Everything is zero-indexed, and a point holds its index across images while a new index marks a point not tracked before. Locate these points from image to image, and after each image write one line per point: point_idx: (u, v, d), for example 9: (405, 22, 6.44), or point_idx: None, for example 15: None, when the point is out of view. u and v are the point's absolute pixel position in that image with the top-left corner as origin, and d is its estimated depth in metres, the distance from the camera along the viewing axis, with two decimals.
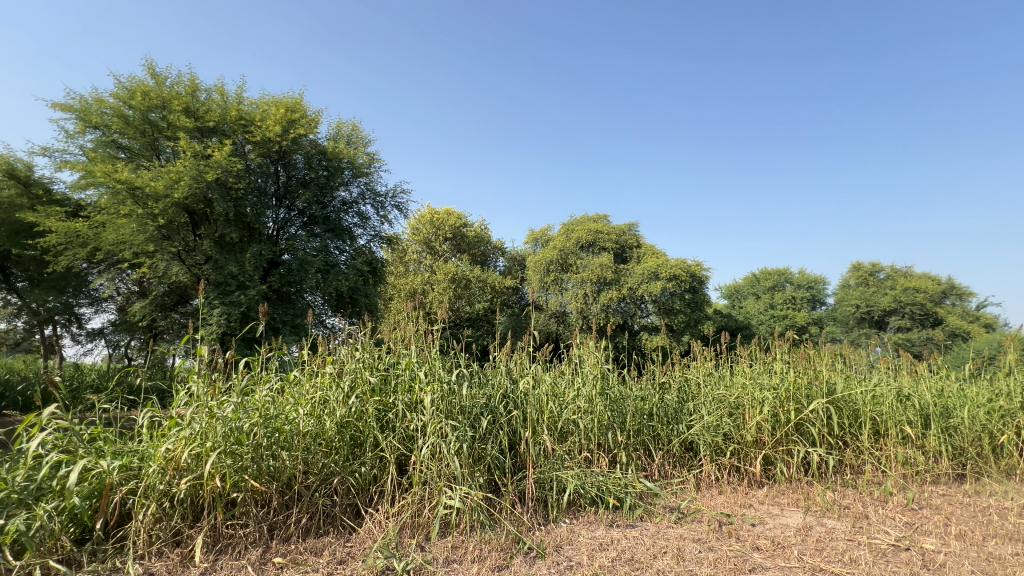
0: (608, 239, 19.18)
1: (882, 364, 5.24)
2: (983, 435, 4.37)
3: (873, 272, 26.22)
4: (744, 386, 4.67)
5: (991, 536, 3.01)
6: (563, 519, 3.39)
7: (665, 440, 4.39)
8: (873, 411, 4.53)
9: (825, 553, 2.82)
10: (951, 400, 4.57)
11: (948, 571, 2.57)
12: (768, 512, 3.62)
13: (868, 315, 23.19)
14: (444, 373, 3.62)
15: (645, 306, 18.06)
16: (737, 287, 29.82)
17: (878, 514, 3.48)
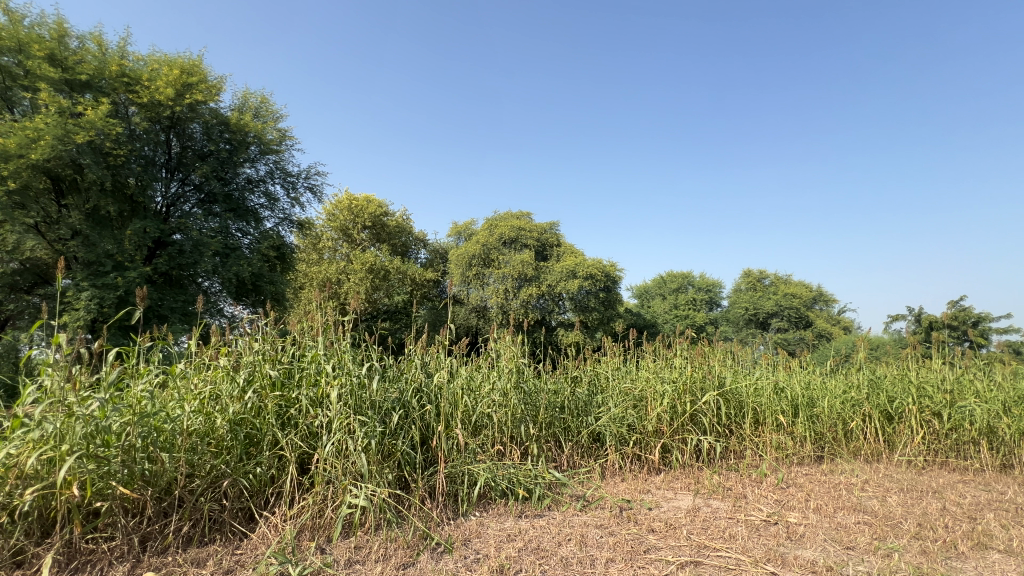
0: (530, 236, 19.54)
1: (764, 360, 5.87)
2: (839, 422, 5.06)
3: (760, 279, 29.41)
4: (647, 379, 4.99)
5: (840, 508, 3.50)
6: (473, 512, 3.41)
7: (575, 432, 4.57)
8: (755, 401, 5.07)
9: (710, 531, 3.10)
10: (815, 392, 5.23)
11: (807, 540, 2.95)
12: (663, 496, 3.92)
13: (754, 317, 25.91)
14: (354, 366, 3.44)
15: (562, 303, 18.65)
16: (647, 288, 31.93)
17: (754, 493, 3.92)
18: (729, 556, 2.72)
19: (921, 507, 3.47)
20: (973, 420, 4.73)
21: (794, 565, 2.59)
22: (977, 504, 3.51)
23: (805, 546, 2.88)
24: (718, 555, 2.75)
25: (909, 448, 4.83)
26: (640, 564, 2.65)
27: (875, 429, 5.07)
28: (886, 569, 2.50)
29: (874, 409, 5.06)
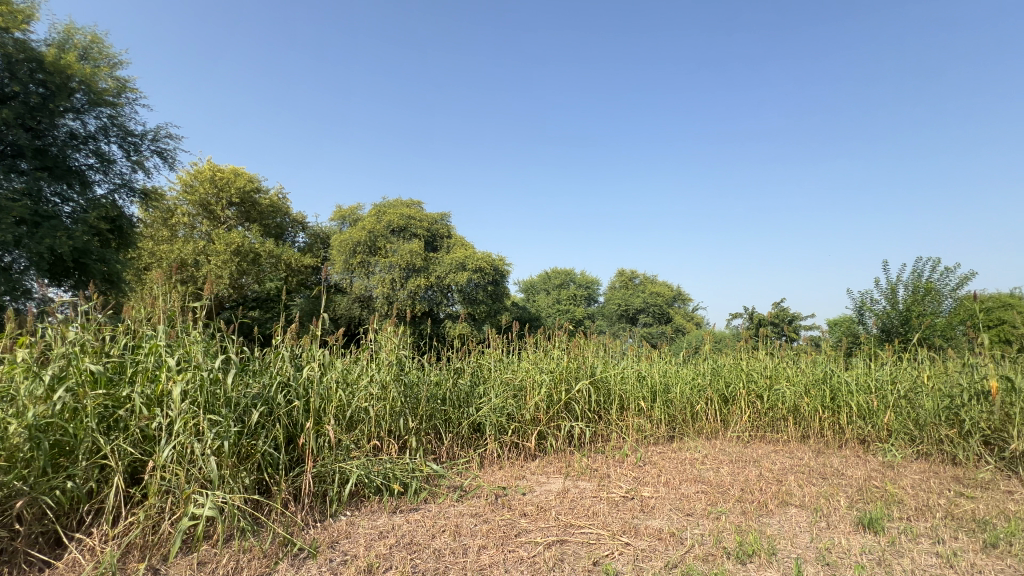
0: (419, 226, 19.07)
1: (631, 351, 6.46)
2: (687, 405, 5.80)
3: (632, 277, 32.33)
4: (527, 370, 5.19)
5: (684, 480, 4.01)
6: (343, 512, 3.23)
7: (456, 423, 4.57)
8: (621, 388, 5.57)
9: (576, 510, 3.32)
10: (670, 379, 5.91)
11: (656, 511, 3.32)
12: (536, 480, 4.12)
13: (626, 313, 28.38)
14: (206, 359, 3.02)
15: (451, 295, 18.49)
16: (532, 283, 33.28)
17: (616, 472, 4.32)
18: (591, 532, 2.95)
19: (744, 474, 4.11)
20: (785, 401, 5.66)
21: (645, 534, 2.90)
22: (783, 469, 4.27)
23: (655, 516, 3.24)
24: (582, 531, 2.96)
25: (738, 425, 5.71)
26: (510, 547, 2.74)
27: (715, 411, 5.89)
28: (716, 530, 2.90)
29: (714, 392, 5.87)
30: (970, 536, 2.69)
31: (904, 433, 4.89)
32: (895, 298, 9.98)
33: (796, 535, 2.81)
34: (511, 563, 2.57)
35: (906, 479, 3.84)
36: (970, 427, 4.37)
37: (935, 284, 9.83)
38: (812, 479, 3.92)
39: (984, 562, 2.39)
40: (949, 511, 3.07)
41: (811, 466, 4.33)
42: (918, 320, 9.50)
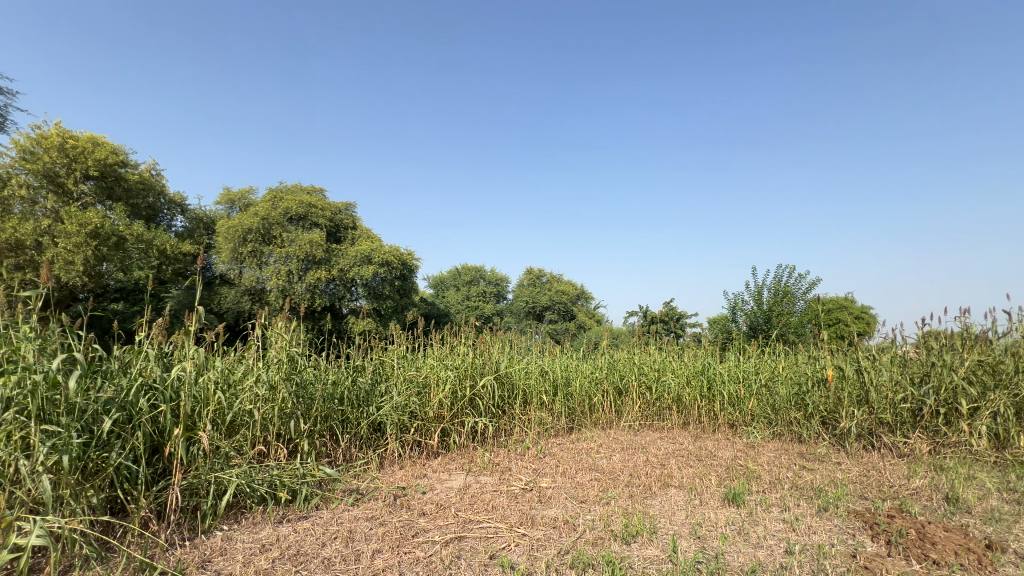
0: (321, 215, 17.89)
1: (534, 347, 6.65)
2: (585, 398, 6.12)
3: (540, 276, 33.37)
4: (432, 366, 5.09)
5: (580, 469, 4.22)
6: (219, 527, 2.91)
7: (354, 423, 4.35)
8: (524, 383, 5.71)
9: (475, 506, 3.33)
10: (571, 373, 6.18)
11: (552, 501, 3.45)
12: (437, 478, 4.08)
13: (532, 310, 29.19)
14: (40, 360, 2.52)
15: (355, 289, 17.59)
16: (442, 278, 32.95)
17: (517, 465, 4.42)
18: (489, 526, 2.98)
19: (633, 461, 4.44)
20: (670, 391, 6.19)
21: (540, 524, 3.00)
22: (666, 454, 4.69)
23: (551, 505, 3.36)
24: (480, 526, 2.98)
25: (630, 415, 6.15)
26: (406, 549, 2.67)
27: (610, 402, 6.28)
28: (605, 514, 3.09)
29: (610, 385, 6.25)
30: (809, 502, 3.16)
31: (764, 417, 5.62)
32: (760, 299, 11.42)
33: (673, 513, 3.09)
34: (405, 564, 2.50)
35: (763, 457, 4.41)
36: (812, 410, 5.15)
37: (791, 287, 11.42)
38: (690, 462, 4.34)
39: (818, 524, 2.82)
40: (794, 482, 3.58)
41: (689, 449, 4.79)
42: (778, 318, 10.97)
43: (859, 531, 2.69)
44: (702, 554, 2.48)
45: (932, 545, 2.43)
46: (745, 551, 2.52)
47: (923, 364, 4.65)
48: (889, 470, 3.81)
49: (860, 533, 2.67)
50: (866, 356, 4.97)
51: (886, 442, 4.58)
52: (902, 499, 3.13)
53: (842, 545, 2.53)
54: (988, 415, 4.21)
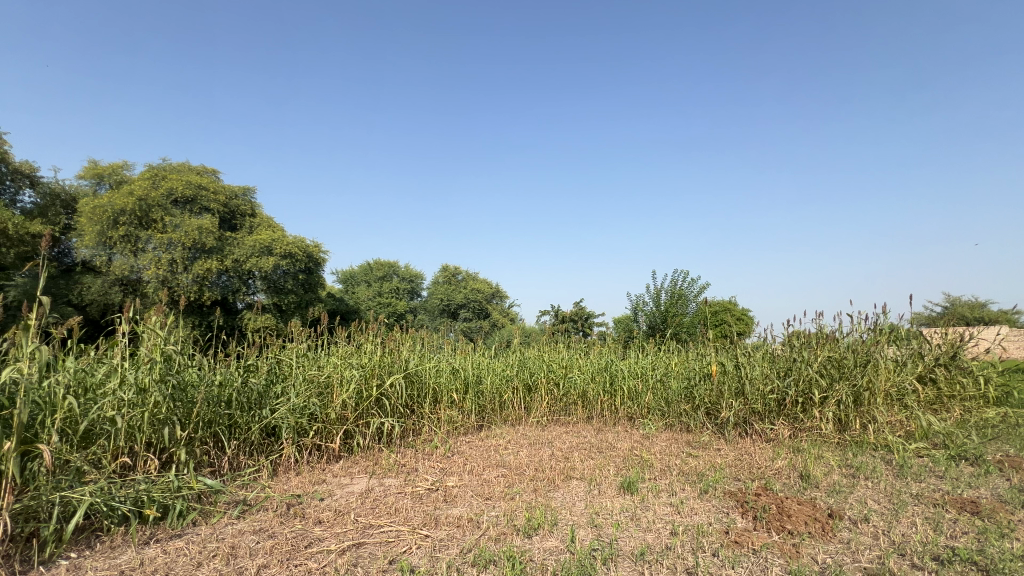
0: (213, 199, 16.16)
1: (446, 345, 6.58)
2: (496, 395, 6.18)
3: (455, 274, 33.21)
4: (335, 365, 4.82)
5: (487, 466, 4.24)
6: (65, 555, 2.49)
7: (244, 429, 3.98)
8: (434, 382, 5.62)
9: (377, 509, 3.20)
10: (482, 371, 6.20)
11: (458, 499, 3.43)
12: (338, 483, 3.86)
13: (447, 307, 28.87)
14: None
15: (251, 283, 16.09)
16: (352, 273, 31.46)
17: (424, 465, 4.34)
18: (391, 529, 2.88)
19: (538, 455, 4.56)
20: (576, 387, 6.45)
21: (445, 523, 2.97)
22: (570, 447, 4.88)
23: (456, 504, 3.34)
24: (381, 531, 2.87)
25: (538, 411, 6.33)
26: (298, 561, 2.49)
27: (520, 399, 6.41)
28: (509, 510, 3.13)
29: (520, 382, 6.37)
30: (692, 486, 3.46)
31: (658, 410, 6.08)
32: (659, 301, 12.35)
33: (573, 504, 3.22)
34: None
35: (656, 447, 4.77)
36: (698, 402, 5.67)
37: (685, 290, 12.48)
38: (591, 454, 4.55)
39: (699, 506, 3.10)
40: (681, 468, 3.91)
41: (591, 442, 5.04)
42: (673, 319, 11.93)
43: (732, 509, 3.01)
44: (597, 542, 2.61)
45: (788, 517, 2.78)
46: (636, 536, 2.70)
47: (787, 360, 5.33)
48: (757, 453, 4.31)
49: (733, 511, 2.99)
50: (743, 353, 5.58)
51: (757, 429, 5.18)
52: (766, 479, 3.55)
53: (717, 523, 2.81)
54: (834, 403, 4.93)
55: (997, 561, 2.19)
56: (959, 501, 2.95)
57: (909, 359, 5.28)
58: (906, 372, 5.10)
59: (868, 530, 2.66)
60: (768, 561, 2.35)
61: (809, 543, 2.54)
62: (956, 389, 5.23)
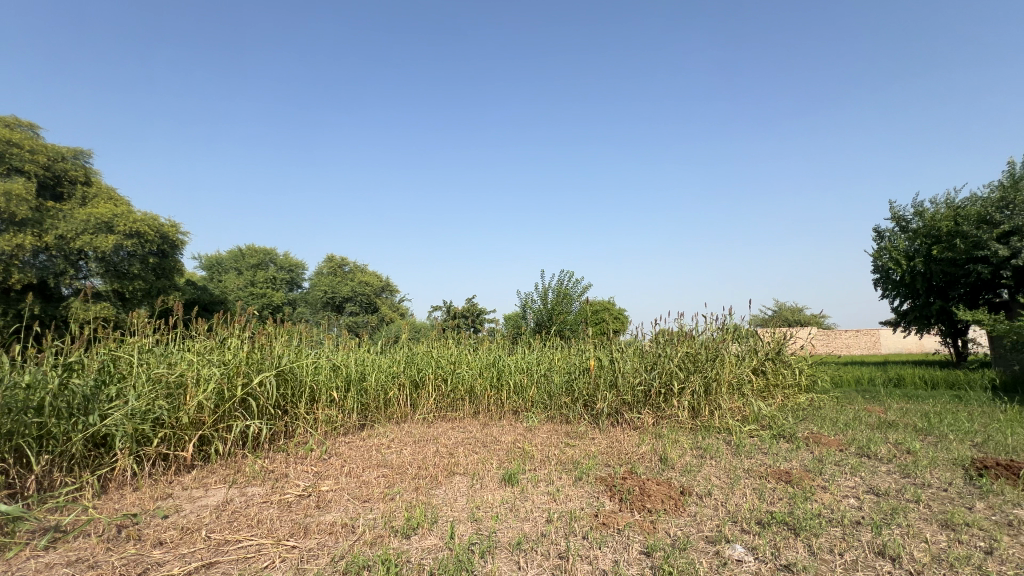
0: (30, 159, 13.14)
1: (327, 339, 6.14)
2: (381, 392, 5.93)
3: (341, 265, 31.40)
4: (190, 362, 4.22)
5: (366, 467, 4.05)
6: None
7: (61, 440, 3.30)
8: (312, 379, 5.21)
9: (236, 523, 2.87)
10: (366, 367, 5.90)
11: (332, 504, 3.22)
12: (188, 497, 3.38)
13: (330, 301, 26.94)
14: None
15: (82, 264, 13.42)
16: (219, 259, 27.98)
17: (296, 470, 4.00)
18: (251, 544, 2.60)
19: (422, 453, 4.47)
20: (463, 383, 6.44)
21: (315, 531, 2.76)
22: (455, 443, 4.87)
23: (330, 510, 3.13)
24: (239, 547, 2.57)
25: (425, 408, 6.22)
26: None
27: (405, 396, 6.23)
28: (388, 511, 3.02)
29: (406, 378, 6.19)
30: (568, 474, 3.67)
31: (541, 403, 6.33)
32: (546, 299, 12.92)
33: (455, 500, 3.21)
34: None
35: (537, 439, 4.96)
36: (577, 395, 6.04)
37: (570, 290, 13.21)
38: (475, 448, 4.59)
39: (573, 492, 3.30)
40: (559, 458, 4.12)
41: (476, 437, 5.09)
42: (559, 317, 12.55)
43: (602, 493, 3.25)
44: (476, 536, 2.63)
45: (648, 496, 3.08)
46: (514, 526, 2.77)
47: (654, 354, 5.91)
48: (625, 441, 4.72)
49: (603, 495, 3.23)
50: (617, 349, 6.07)
51: (626, 418, 5.67)
52: (632, 463, 3.90)
53: (588, 507, 3.02)
54: (689, 392, 5.60)
55: (801, 520, 2.66)
56: (777, 473, 3.53)
57: (747, 355, 6.20)
58: (745, 364, 5.96)
59: (710, 502, 3.06)
60: (629, 539, 2.57)
61: (663, 519, 2.84)
62: (779, 379, 6.27)
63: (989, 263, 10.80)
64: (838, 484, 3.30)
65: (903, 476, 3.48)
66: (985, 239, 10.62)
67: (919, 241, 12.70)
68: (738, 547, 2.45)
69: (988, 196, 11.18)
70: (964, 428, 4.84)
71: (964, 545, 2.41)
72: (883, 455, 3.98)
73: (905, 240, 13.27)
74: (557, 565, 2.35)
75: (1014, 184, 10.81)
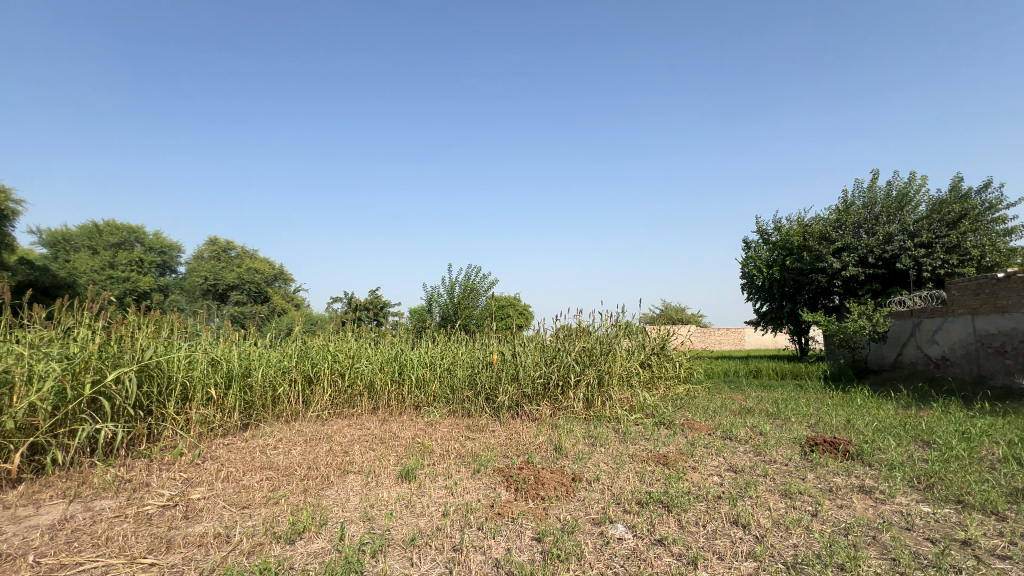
0: None
1: (205, 331, 5.51)
2: (268, 389, 5.46)
3: (226, 249, 28.43)
4: (20, 357, 3.54)
5: (247, 470, 3.70)
6: None
7: None
8: (185, 376, 4.64)
9: (76, 543, 2.47)
10: (251, 362, 5.40)
11: (204, 514, 2.90)
12: (13, 517, 2.83)
13: (212, 289, 23.84)
14: None
15: None
16: (67, 234, 23.66)
17: (160, 478, 3.53)
18: (95, 567, 2.25)
19: (313, 452, 4.20)
20: (362, 377, 6.16)
21: (181, 546, 2.47)
22: (350, 441, 4.65)
23: (200, 520, 2.82)
24: (79, 571, 2.22)
25: (319, 405, 5.84)
26: None
27: (297, 392, 5.81)
28: (270, 517, 2.79)
29: (299, 373, 5.77)
30: (466, 467, 3.70)
31: (443, 397, 6.28)
32: (453, 293, 12.83)
33: (347, 500, 3.07)
34: None
35: (437, 433, 4.92)
36: (480, 388, 6.10)
37: (476, 284, 13.26)
38: (372, 446, 4.43)
39: (471, 485, 3.33)
40: (458, 452, 4.13)
41: (374, 434, 4.90)
42: (465, 311, 12.53)
43: (499, 484, 3.33)
44: (368, 535, 2.54)
45: (541, 485, 3.22)
46: (408, 523, 2.73)
47: (554, 349, 6.18)
48: (524, 432, 4.86)
49: (499, 486, 3.30)
50: (519, 343, 6.24)
51: (526, 410, 5.85)
52: (529, 454, 4.04)
53: (484, 499, 3.07)
54: (584, 384, 5.95)
55: (673, 498, 2.97)
56: (657, 457, 3.88)
57: (636, 349, 6.73)
58: (634, 358, 6.46)
59: (598, 487, 3.27)
60: (522, 526, 2.67)
61: (554, 505, 2.98)
62: (662, 371, 6.90)
63: (826, 273, 12.90)
64: (705, 464, 3.72)
65: (755, 454, 4.02)
66: (824, 253, 12.65)
67: (776, 252, 14.73)
68: (619, 527, 2.66)
69: (828, 217, 13.28)
70: (803, 412, 5.73)
71: (797, 509, 2.86)
72: (742, 437, 4.56)
73: (766, 250, 15.27)
74: (451, 558, 2.35)
75: (846, 208, 12.98)
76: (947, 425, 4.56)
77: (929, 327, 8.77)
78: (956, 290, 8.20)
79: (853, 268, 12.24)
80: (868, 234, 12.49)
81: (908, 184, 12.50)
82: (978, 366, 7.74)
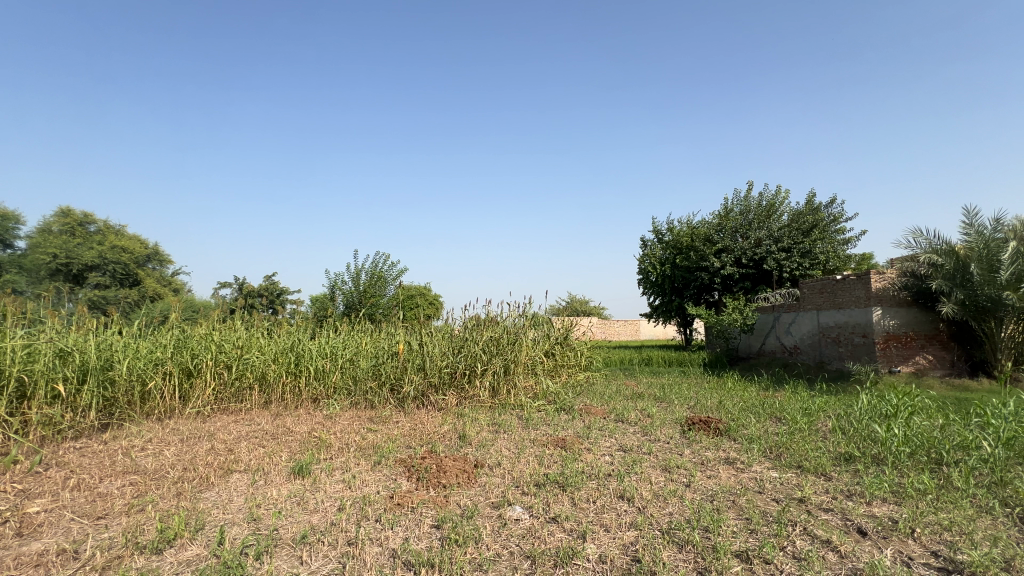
0: None
1: (51, 318, 4.69)
2: (136, 384, 4.77)
3: (83, 223, 24.37)
4: None
5: (105, 477, 3.24)
6: None
7: None
8: (22, 369, 3.99)
9: None
10: (113, 354, 4.71)
11: (45, 529, 2.49)
12: None
13: (64, 267, 20.18)
14: None
15: None
16: None
17: None
18: None
19: (189, 453, 3.78)
20: (252, 369, 5.63)
21: (10, 568, 2.11)
22: (236, 438, 4.27)
23: (38, 537, 2.42)
24: None
25: (199, 400, 5.27)
26: None
27: (172, 387, 5.17)
28: (131, 527, 2.47)
29: (176, 366, 5.11)
30: (367, 459, 3.59)
31: (344, 389, 5.98)
32: (358, 281, 12.26)
33: (229, 501, 2.83)
34: None
35: (336, 426, 4.70)
36: (384, 379, 5.95)
37: (384, 273, 12.78)
38: (262, 442, 4.10)
39: (370, 477, 3.23)
40: (358, 445, 3.98)
41: (264, 430, 4.54)
42: (371, 300, 12.04)
43: (400, 475, 3.27)
44: (252, 537, 2.37)
45: (443, 473, 3.23)
46: (300, 520, 2.59)
47: (461, 338, 6.21)
48: (428, 422, 4.82)
49: (400, 476, 3.26)
50: (427, 333, 6.17)
51: (432, 400, 5.82)
52: (432, 443, 4.02)
53: (384, 490, 3.01)
54: (491, 373, 6.04)
55: (568, 478, 3.15)
56: (555, 441, 4.08)
57: (541, 340, 6.97)
58: (538, 347, 6.71)
59: (498, 472, 3.36)
60: (421, 515, 2.66)
61: (455, 492, 3.01)
62: (565, 360, 7.22)
63: (708, 271, 14.43)
64: (599, 446, 3.99)
65: (643, 435, 4.39)
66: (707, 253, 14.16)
67: (667, 250, 16.16)
68: (517, 508, 2.76)
69: (710, 221, 14.86)
70: (684, 395, 6.37)
71: (674, 482, 3.19)
72: (632, 420, 4.96)
73: (659, 248, 16.66)
74: (345, 553, 2.28)
75: (726, 213, 14.57)
76: (794, 403, 5.36)
77: (786, 320, 10.21)
78: (808, 289, 9.60)
79: (729, 268, 13.87)
80: (742, 238, 14.17)
81: (775, 196, 14.33)
82: (820, 353, 9.17)
